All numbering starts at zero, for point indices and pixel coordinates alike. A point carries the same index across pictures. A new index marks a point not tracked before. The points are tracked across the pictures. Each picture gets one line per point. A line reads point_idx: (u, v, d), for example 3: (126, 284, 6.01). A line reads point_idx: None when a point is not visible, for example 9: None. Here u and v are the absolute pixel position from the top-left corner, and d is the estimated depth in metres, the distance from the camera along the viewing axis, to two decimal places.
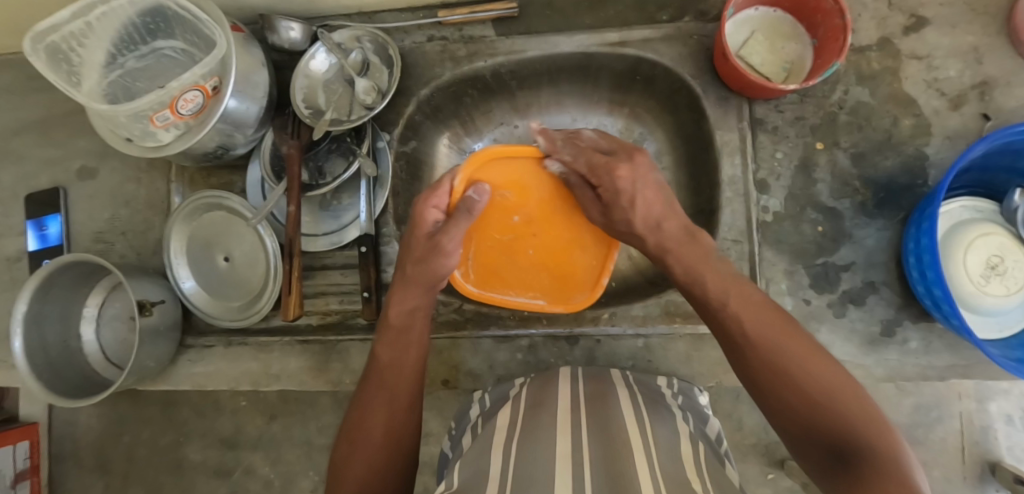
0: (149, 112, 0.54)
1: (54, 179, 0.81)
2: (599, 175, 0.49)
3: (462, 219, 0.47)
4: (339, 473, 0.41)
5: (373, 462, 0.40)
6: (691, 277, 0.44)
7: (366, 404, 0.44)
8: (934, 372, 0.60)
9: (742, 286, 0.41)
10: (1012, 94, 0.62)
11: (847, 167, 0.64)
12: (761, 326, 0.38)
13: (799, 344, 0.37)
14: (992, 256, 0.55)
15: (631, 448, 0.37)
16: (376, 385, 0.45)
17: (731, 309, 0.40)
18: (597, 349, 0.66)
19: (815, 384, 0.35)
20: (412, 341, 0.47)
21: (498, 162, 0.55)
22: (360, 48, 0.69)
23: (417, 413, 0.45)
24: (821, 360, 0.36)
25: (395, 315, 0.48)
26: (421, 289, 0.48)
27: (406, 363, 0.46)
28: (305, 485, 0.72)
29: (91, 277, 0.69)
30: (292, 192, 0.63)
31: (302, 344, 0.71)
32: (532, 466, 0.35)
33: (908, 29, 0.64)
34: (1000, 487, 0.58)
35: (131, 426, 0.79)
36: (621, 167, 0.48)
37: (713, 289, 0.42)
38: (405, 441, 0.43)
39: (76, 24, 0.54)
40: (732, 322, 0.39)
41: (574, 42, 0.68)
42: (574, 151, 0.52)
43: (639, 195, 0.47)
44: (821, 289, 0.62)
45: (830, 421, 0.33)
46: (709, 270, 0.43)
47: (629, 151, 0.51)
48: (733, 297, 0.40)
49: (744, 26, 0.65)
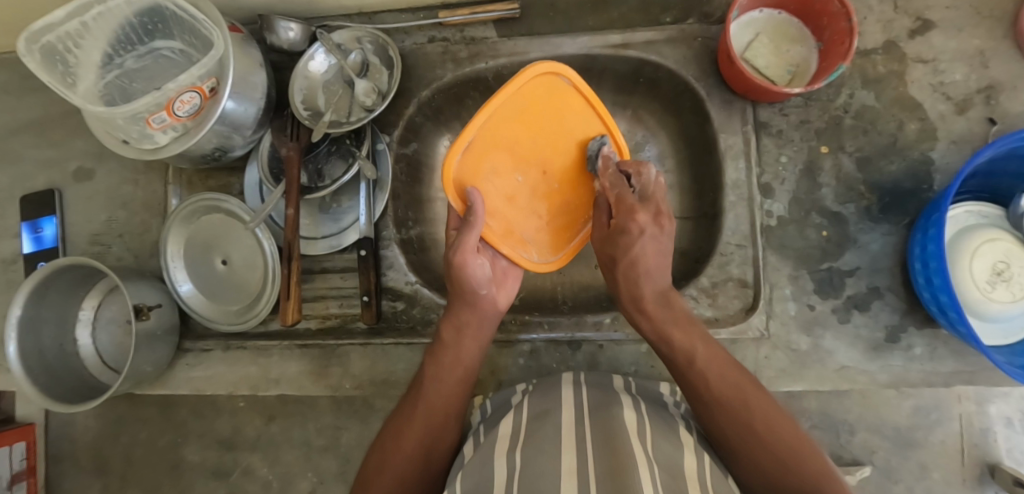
0: (146, 114, 0.53)
1: (51, 180, 0.80)
2: (619, 212, 0.49)
3: (468, 229, 0.48)
4: (368, 482, 0.45)
5: (402, 478, 0.44)
6: (690, 338, 0.47)
7: (405, 417, 0.48)
8: (939, 377, 0.60)
9: (703, 338, 0.48)
10: (1018, 98, 0.61)
11: (852, 172, 0.63)
12: (728, 387, 0.44)
13: (764, 403, 0.44)
14: (998, 262, 0.55)
15: (635, 460, 0.36)
16: (414, 400, 0.49)
17: (697, 370, 0.46)
18: (600, 354, 0.65)
19: (779, 441, 0.41)
20: (459, 362, 0.50)
21: (465, 153, 0.52)
22: (361, 49, 0.68)
23: (452, 431, 0.48)
24: (777, 416, 0.43)
25: (446, 332, 0.51)
26: (463, 304, 0.51)
27: (447, 384, 0.49)
28: (303, 487, 0.71)
29: (88, 279, 0.68)
30: (291, 194, 0.62)
31: (302, 348, 0.70)
32: (537, 479, 0.35)
33: (914, 33, 0.64)
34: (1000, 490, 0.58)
35: (129, 428, 0.78)
36: (640, 213, 0.48)
37: (682, 344, 0.47)
38: (434, 460, 0.47)
39: (71, 24, 0.53)
40: (702, 381, 0.45)
41: (578, 44, 0.67)
42: (614, 183, 0.51)
43: (640, 244, 0.48)
44: (825, 294, 0.62)
45: (797, 477, 0.39)
46: (678, 332, 0.47)
47: (662, 209, 0.50)
48: (700, 357, 0.46)
49: (749, 28, 0.65)
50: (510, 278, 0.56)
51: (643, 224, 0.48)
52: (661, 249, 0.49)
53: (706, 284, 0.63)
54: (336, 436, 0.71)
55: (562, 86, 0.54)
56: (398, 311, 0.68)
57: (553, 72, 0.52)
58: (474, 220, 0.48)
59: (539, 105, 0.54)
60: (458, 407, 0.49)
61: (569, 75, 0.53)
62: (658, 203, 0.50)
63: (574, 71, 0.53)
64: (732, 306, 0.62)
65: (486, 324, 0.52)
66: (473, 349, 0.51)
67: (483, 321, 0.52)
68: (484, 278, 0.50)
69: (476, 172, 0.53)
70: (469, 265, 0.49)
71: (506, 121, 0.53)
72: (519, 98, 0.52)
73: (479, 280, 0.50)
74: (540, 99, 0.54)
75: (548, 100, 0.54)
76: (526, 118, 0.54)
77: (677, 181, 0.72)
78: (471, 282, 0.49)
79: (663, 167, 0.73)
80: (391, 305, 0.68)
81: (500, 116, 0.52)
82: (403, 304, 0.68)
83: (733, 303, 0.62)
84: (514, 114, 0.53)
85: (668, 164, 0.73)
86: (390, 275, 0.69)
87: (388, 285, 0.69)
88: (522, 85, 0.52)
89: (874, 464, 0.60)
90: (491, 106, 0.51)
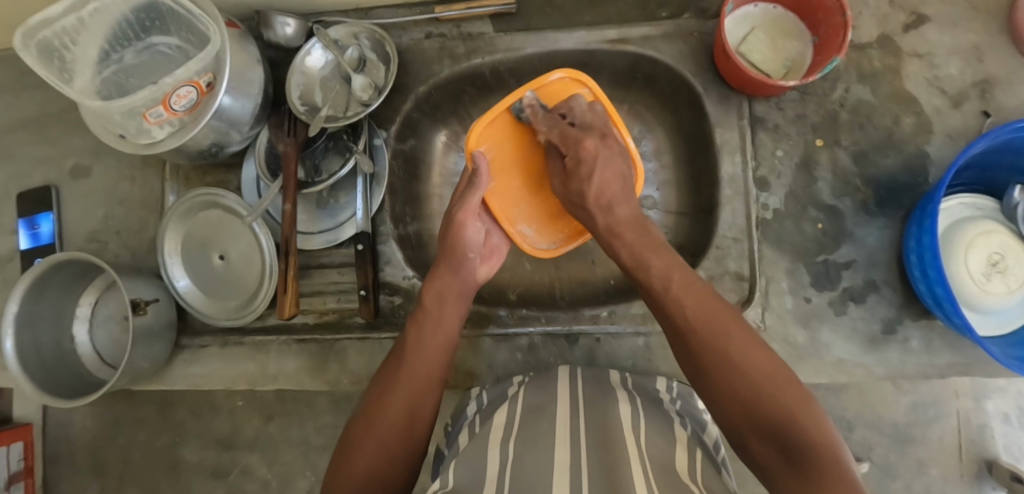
0: (142, 108, 0.53)
1: (48, 178, 0.80)
2: (567, 146, 0.52)
3: (472, 191, 0.53)
4: (349, 451, 0.42)
5: (386, 442, 0.42)
6: (667, 266, 0.45)
7: (388, 385, 0.46)
8: (935, 370, 0.60)
9: (682, 274, 0.45)
10: (1013, 93, 0.61)
11: (848, 166, 0.63)
12: (702, 311, 0.41)
13: (753, 343, 0.38)
14: (993, 254, 0.55)
15: (626, 455, 0.37)
16: (396, 367, 0.47)
17: (673, 294, 0.43)
18: (597, 348, 0.65)
19: (760, 377, 0.36)
20: (441, 326, 0.50)
21: (494, 127, 0.59)
22: (357, 45, 0.68)
23: (434, 399, 0.46)
24: (759, 347, 0.38)
25: (428, 297, 0.51)
26: (449, 272, 0.52)
27: (430, 350, 0.48)
28: (302, 485, 0.72)
29: (85, 276, 0.68)
30: (288, 190, 0.62)
31: (300, 344, 0.70)
32: (531, 475, 0.35)
33: (909, 27, 0.64)
34: (998, 486, 0.58)
35: (127, 427, 0.78)
36: (588, 140, 0.52)
37: (657, 271, 0.45)
38: (418, 429, 0.44)
39: (69, 19, 0.53)
40: (675, 308, 0.42)
41: (574, 39, 0.67)
42: (551, 124, 0.54)
43: (598, 167, 0.50)
44: (821, 287, 0.62)
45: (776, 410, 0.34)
46: (655, 255, 0.46)
47: (605, 132, 0.54)
48: (676, 282, 0.44)
49: (745, 23, 0.65)
50: (496, 255, 0.58)
51: (594, 148, 0.51)
52: (616, 172, 0.51)
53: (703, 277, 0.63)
54: (334, 435, 0.71)
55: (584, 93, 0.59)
56: (395, 306, 0.68)
57: (579, 80, 0.59)
58: (478, 183, 0.53)
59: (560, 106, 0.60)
60: (441, 374, 0.48)
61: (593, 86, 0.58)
62: (602, 129, 0.54)
63: (597, 84, 0.58)
64: (729, 299, 0.62)
65: (464, 295, 0.53)
66: (455, 315, 0.51)
67: (463, 290, 0.53)
68: (476, 244, 0.53)
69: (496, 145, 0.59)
70: (465, 224, 0.53)
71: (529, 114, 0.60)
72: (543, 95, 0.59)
73: (471, 245, 0.53)
74: None
75: None
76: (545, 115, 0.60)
77: (674, 177, 0.73)
78: (463, 244, 0.52)
79: (661, 162, 0.74)
80: (389, 300, 0.68)
81: (523, 110, 0.59)
82: (400, 299, 0.68)
83: (730, 296, 0.62)
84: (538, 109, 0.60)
85: (665, 159, 0.74)
86: (388, 270, 0.69)
87: (386, 280, 0.68)
88: (549, 85, 0.58)
89: (872, 460, 0.61)
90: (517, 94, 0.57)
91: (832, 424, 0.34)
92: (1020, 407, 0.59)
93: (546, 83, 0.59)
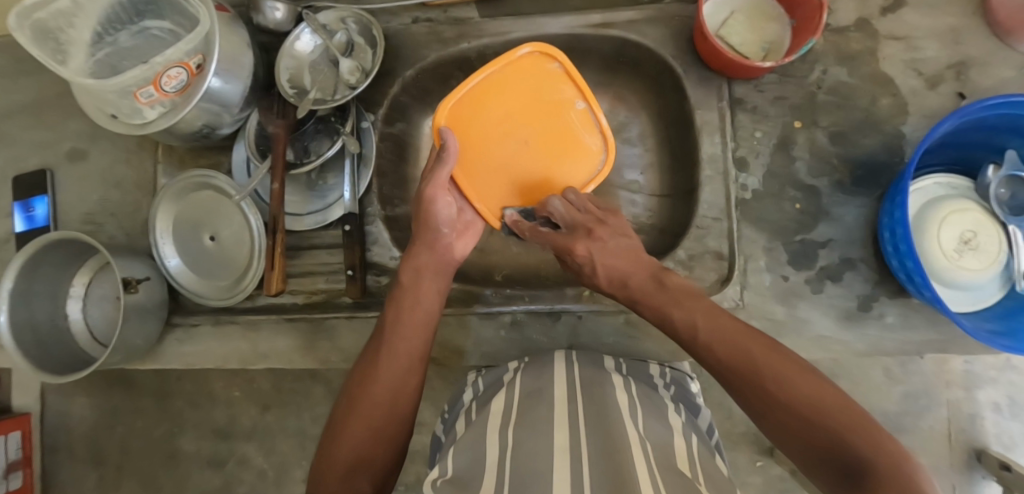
0: (133, 88, 0.54)
1: (45, 161, 0.82)
2: (563, 255, 0.51)
3: (441, 166, 0.52)
4: (336, 432, 0.43)
5: (370, 421, 0.42)
6: (687, 313, 0.40)
7: (370, 364, 0.47)
8: (912, 346, 0.61)
9: (705, 306, 0.41)
10: (988, 74, 0.62)
11: (826, 146, 0.64)
12: (731, 342, 0.37)
13: (780, 362, 0.35)
14: (966, 231, 0.56)
15: (629, 441, 0.35)
16: (378, 346, 0.48)
17: (701, 337, 0.39)
18: (580, 325, 0.67)
19: (804, 401, 0.33)
20: (419, 302, 0.51)
21: (463, 104, 0.60)
22: (345, 29, 0.69)
23: (417, 375, 0.47)
24: (794, 367, 0.35)
25: (405, 275, 0.52)
26: (424, 248, 0.53)
27: (409, 326, 0.49)
28: (297, 475, 0.76)
29: (81, 256, 0.70)
30: (276, 170, 0.63)
31: (289, 322, 0.71)
32: (530, 460, 0.33)
33: (886, 10, 0.65)
34: (987, 474, 0.62)
35: (123, 409, 0.79)
36: (577, 244, 0.49)
37: (679, 314, 0.41)
38: (402, 403, 0.45)
39: (63, 2, 0.55)
40: (703, 351, 0.39)
41: (559, 24, 0.69)
42: (541, 237, 0.54)
43: (597, 260, 0.48)
44: (798, 266, 0.63)
45: (827, 432, 0.31)
46: (674, 303, 0.42)
47: (591, 221, 0.51)
48: (700, 321, 0.39)
49: (724, 7, 0.66)
50: (473, 229, 0.59)
51: (587, 249, 0.48)
52: (614, 248, 0.48)
53: (683, 256, 0.64)
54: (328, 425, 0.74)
55: (555, 68, 0.61)
56: (383, 286, 0.69)
57: (549, 55, 0.61)
58: (448, 157, 0.52)
59: (530, 80, 0.61)
60: (422, 351, 0.48)
61: (562, 60, 0.61)
62: (586, 220, 0.51)
63: (567, 57, 0.60)
64: (710, 277, 0.63)
65: (444, 271, 0.54)
66: (433, 288, 0.52)
67: (441, 265, 0.53)
68: (448, 219, 0.54)
69: (466, 121, 0.61)
70: (437, 198, 0.53)
71: (500, 88, 0.61)
72: (513, 70, 0.61)
73: (442, 219, 0.53)
74: (535, 79, 0.61)
75: (539, 78, 0.62)
76: (517, 89, 0.61)
77: (658, 159, 0.74)
78: (435, 221, 0.53)
79: (645, 147, 0.75)
80: (376, 280, 0.69)
81: (494, 88, 0.61)
82: (387, 279, 0.69)
83: (710, 274, 0.63)
84: (508, 84, 0.61)
85: (650, 143, 0.75)
86: (375, 251, 0.70)
87: (374, 261, 0.70)
88: (519, 59, 0.60)
89: None
90: (486, 73, 0.60)
91: (892, 436, 0.30)
92: (1009, 396, 0.63)
93: (515, 61, 0.61)
